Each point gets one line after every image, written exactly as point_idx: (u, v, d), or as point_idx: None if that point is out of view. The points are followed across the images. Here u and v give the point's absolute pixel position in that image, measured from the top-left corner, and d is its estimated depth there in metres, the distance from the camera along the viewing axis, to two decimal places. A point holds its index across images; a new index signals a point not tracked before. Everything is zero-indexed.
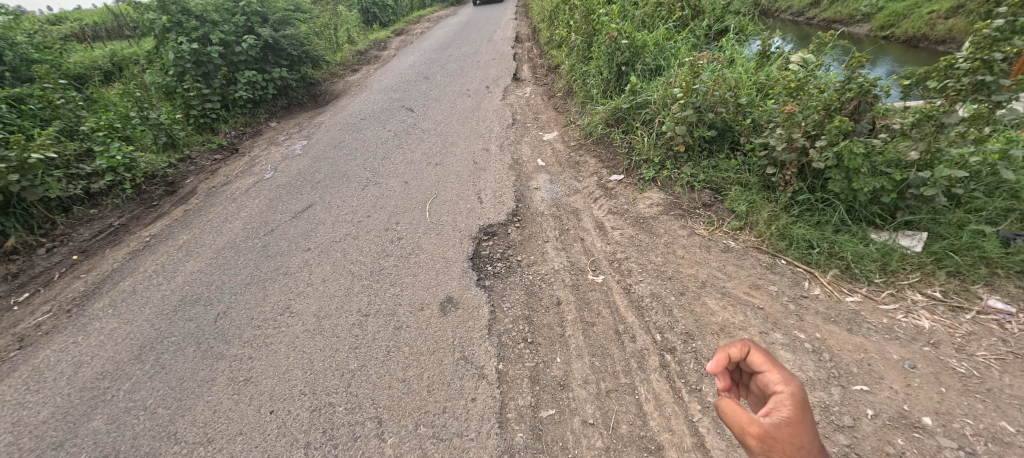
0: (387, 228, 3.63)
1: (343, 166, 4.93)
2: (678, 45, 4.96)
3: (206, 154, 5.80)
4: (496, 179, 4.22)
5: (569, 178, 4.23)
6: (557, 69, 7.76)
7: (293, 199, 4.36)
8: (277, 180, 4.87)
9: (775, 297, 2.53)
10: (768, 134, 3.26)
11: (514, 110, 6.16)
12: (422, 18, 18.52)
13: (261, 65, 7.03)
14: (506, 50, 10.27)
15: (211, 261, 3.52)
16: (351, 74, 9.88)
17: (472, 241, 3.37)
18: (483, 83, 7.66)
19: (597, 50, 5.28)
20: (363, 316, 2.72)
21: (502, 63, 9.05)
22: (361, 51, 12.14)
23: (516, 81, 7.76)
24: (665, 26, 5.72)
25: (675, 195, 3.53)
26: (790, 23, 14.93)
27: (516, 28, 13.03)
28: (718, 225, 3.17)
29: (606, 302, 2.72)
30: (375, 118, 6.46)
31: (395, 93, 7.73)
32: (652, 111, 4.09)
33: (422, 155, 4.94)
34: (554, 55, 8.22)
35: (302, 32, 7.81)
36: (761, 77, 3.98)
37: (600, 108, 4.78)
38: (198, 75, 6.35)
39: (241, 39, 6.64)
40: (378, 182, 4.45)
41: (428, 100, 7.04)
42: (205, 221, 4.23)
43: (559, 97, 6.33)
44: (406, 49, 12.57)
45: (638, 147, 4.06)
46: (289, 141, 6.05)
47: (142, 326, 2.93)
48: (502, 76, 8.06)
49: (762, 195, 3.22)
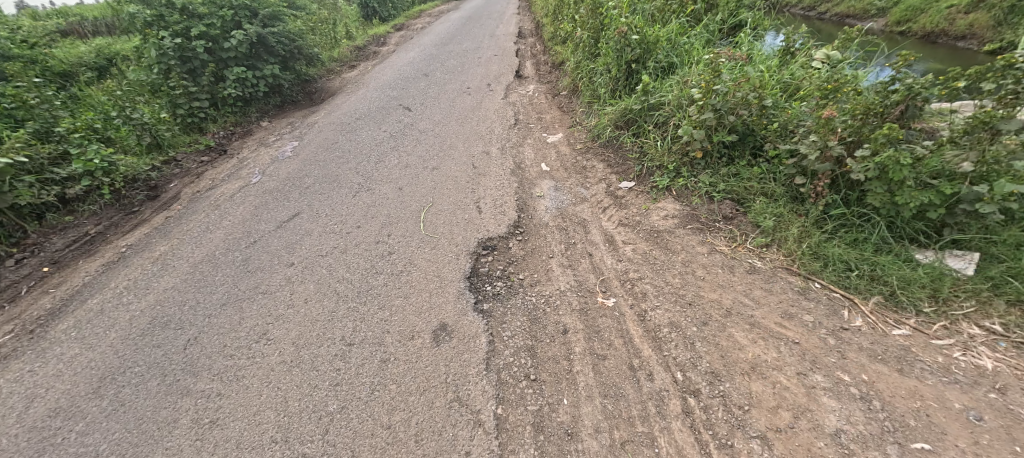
0: (378, 241, 3.34)
1: (335, 170, 4.64)
2: (692, 40, 4.63)
3: (192, 155, 5.54)
4: (496, 186, 3.92)
5: (575, 185, 3.93)
6: (561, 66, 7.43)
7: (279, 206, 4.08)
8: (265, 184, 4.58)
9: (812, 330, 2.23)
10: (796, 140, 2.95)
11: (516, 109, 5.85)
12: (423, 13, 18.17)
13: (252, 62, 6.76)
14: (508, 46, 9.94)
15: (187, 276, 3.24)
16: (349, 71, 9.59)
17: (469, 257, 3.07)
18: (484, 80, 7.34)
19: (604, 46, 4.96)
20: (346, 346, 2.44)
21: (504, 59, 8.72)
22: (360, 46, 11.83)
23: (519, 79, 7.44)
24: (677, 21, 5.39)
25: (692, 206, 3.22)
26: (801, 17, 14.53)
27: (518, 23, 12.69)
28: (742, 241, 2.86)
29: (618, 330, 2.43)
30: (370, 118, 6.16)
31: (393, 91, 7.42)
32: (665, 113, 3.77)
33: (419, 159, 4.64)
34: (558, 52, 7.90)
35: (295, 28, 7.52)
36: (784, 75, 3.66)
37: (608, 109, 4.47)
38: (184, 72, 6.09)
39: (230, 34, 6.38)
40: (370, 188, 4.15)
41: (426, 98, 6.73)
42: (185, 230, 3.95)
43: (564, 97, 6.02)
44: (406, 45, 12.24)
45: (650, 151, 3.75)
46: (280, 142, 5.77)
47: (105, 353, 2.66)
48: (504, 73, 7.74)
49: (789, 208, 2.92)
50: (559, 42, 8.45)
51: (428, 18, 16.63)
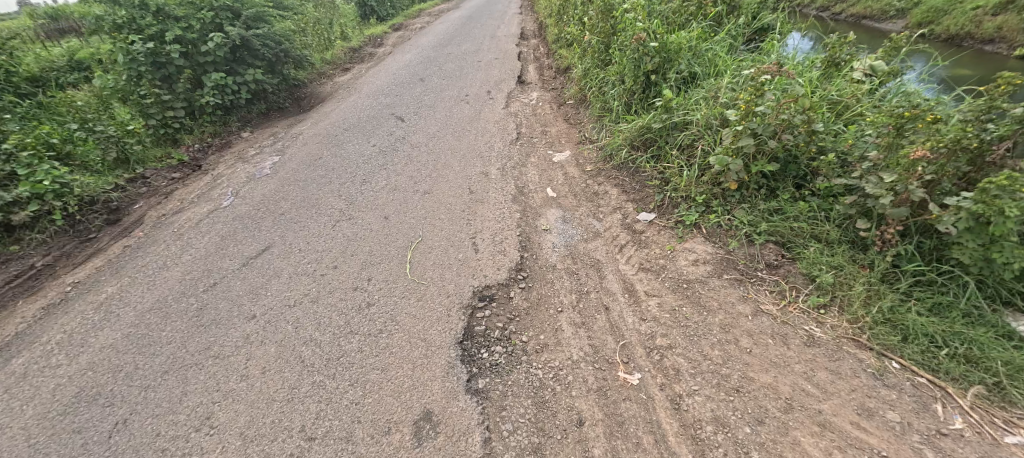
0: (356, 287, 2.84)
1: (315, 193, 4.15)
2: (716, 47, 4.12)
3: (163, 172, 5.06)
4: (495, 216, 3.42)
5: (586, 215, 3.43)
6: (566, 72, 6.91)
7: (249, 238, 3.58)
8: (237, 209, 4.09)
9: (901, 438, 1.74)
10: (858, 176, 2.44)
11: (519, 121, 5.34)
12: (422, 12, 17.63)
13: (233, 67, 6.26)
14: (510, 48, 9.42)
15: (131, 330, 2.75)
16: (342, 75, 9.11)
17: (463, 311, 2.57)
18: (483, 86, 6.84)
19: (617, 53, 4.45)
20: (306, 442, 1.95)
21: (505, 63, 8.22)
22: (354, 48, 11.32)
23: (521, 85, 6.94)
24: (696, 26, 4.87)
25: (728, 250, 2.72)
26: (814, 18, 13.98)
27: (521, 23, 12.16)
28: (793, 299, 2.36)
29: (647, 424, 1.93)
30: (360, 129, 5.66)
31: (385, 98, 6.91)
32: (691, 134, 3.25)
33: (409, 180, 4.13)
34: (563, 56, 7.38)
35: (282, 29, 7.01)
36: (829, 92, 3.15)
37: (622, 126, 3.96)
38: (157, 80, 5.61)
39: (207, 37, 5.88)
40: (353, 217, 3.66)
41: (421, 107, 6.22)
42: (140, 266, 3.45)
43: (571, 107, 5.51)
44: (403, 46, 11.72)
45: (674, 178, 3.24)
46: (260, 156, 5.27)
47: (14, 440, 2.17)
48: (505, 78, 7.22)
49: (850, 257, 2.42)
50: (565, 45, 7.93)
51: (427, 17, 16.09)
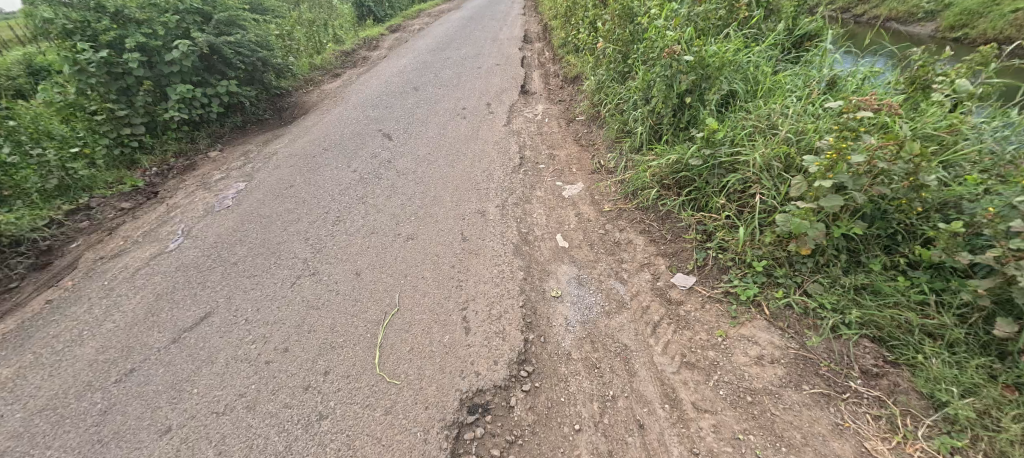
0: (307, 386, 2.16)
1: (279, 234, 3.47)
2: (757, 61, 3.43)
3: (111, 201, 4.40)
4: (492, 276, 2.73)
5: (605, 273, 2.74)
6: (575, 82, 6.23)
7: (188, 298, 2.91)
8: (183, 254, 3.41)
9: None
10: (998, 257, 1.76)
11: (522, 141, 4.66)
12: (422, 12, 16.98)
13: (202, 77, 5.58)
14: (513, 53, 8.74)
15: (8, 446, 2.10)
16: (330, 82, 8.44)
17: (446, 433, 1.90)
18: (482, 97, 6.16)
19: (640, 68, 3.76)
20: None
21: (507, 69, 7.54)
22: (347, 52, 10.65)
23: (524, 96, 6.26)
24: (729, 34, 4.17)
25: (803, 344, 2.03)
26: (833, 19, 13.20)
27: (524, 25, 11.47)
28: (911, 435, 1.68)
29: None
30: (341, 149, 4.99)
31: (374, 109, 6.23)
32: (743, 176, 2.55)
33: (391, 221, 3.45)
34: (571, 63, 6.70)
35: (261, 33, 6.32)
36: (919, 126, 2.46)
37: (646, 157, 3.28)
38: (112, 93, 4.92)
39: (172, 45, 5.18)
40: (318, 271, 2.98)
41: (412, 122, 5.55)
42: (51, 336, 2.78)
43: (582, 126, 4.83)
44: (399, 49, 11.04)
45: (721, 233, 2.56)
46: (225, 182, 4.60)
47: None
48: (507, 88, 6.53)
49: (986, 372, 1.74)
50: (573, 51, 7.25)
51: (426, 18, 15.43)
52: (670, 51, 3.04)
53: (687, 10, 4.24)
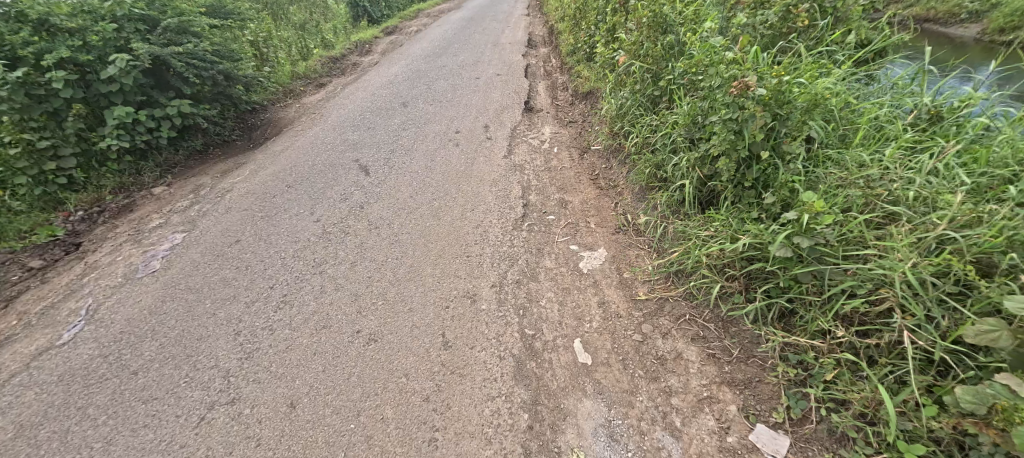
0: None
1: (202, 324, 2.63)
2: (840, 92, 2.57)
3: (18, 257, 3.55)
4: (476, 415, 1.90)
5: (648, 416, 1.86)
6: (587, 99, 5.36)
7: (54, 437, 2.08)
8: (76, 351, 2.57)
9: None
10: None
11: (526, 179, 3.79)
12: (421, 12, 16.12)
13: (150, 96, 4.74)
14: (515, 61, 7.85)
15: None
16: (312, 94, 7.59)
17: None
18: (480, 117, 5.29)
19: (683, 102, 2.88)
20: None
21: (508, 81, 6.67)
22: (336, 58, 9.80)
23: (527, 115, 5.39)
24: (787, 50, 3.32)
25: None
26: None
27: (528, 28, 10.58)
28: None
29: None
30: (307, 187, 4.14)
31: (354, 131, 5.38)
32: (873, 285, 1.73)
33: (350, 306, 2.59)
34: (583, 76, 5.81)
35: (223, 42, 5.45)
36: None
37: (698, 230, 2.41)
38: (35, 119, 4.07)
39: (108, 59, 4.33)
40: (239, 394, 2.14)
41: (396, 149, 4.69)
42: None
43: (599, 160, 3.97)
44: (393, 54, 10.17)
45: (831, 374, 1.72)
46: (162, 231, 3.76)
47: None
48: (509, 104, 5.66)
49: None
50: (585, 61, 6.37)
51: (425, 18, 14.57)
52: (740, 84, 2.12)
53: (733, 19, 3.37)
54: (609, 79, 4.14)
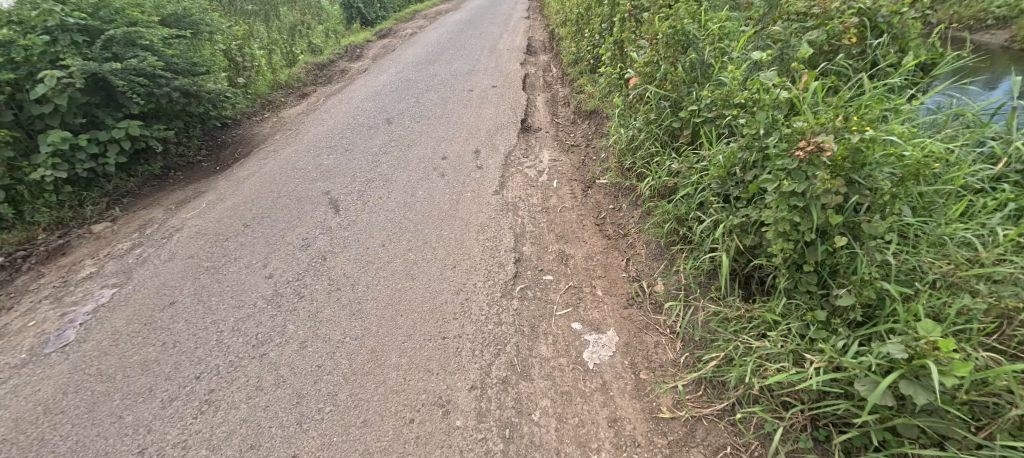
0: None
1: (102, 434, 2.07)
2: (923, 144, 2.04)
3: None
4: None
5: None
6: (591, 119, 4.78)
7: None
8: None
9: None
10: None
11: (519, 223, 3.21)
12: (418, 13, 15.54)
13: (95, 117, 4.19)
14: (513, 70, 7.27)
15: None
16: (292, 106, 7.03)
17: None
18: (470, 138, 4.71)
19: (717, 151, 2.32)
20: None
21: (505, 94, 6.09)
22: (323, 65, 9.22)
23: (523, 137, 4.81)
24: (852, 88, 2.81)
25: None
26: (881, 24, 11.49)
27: (528, 32, 10.00)
28: None
29: None
30: (265, 228, 3.56)
31: (330, 154, 4.81)
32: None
33: (288, 414, 2.02)
34: (586, 91, 5.23)
35: (184, 54, 4.89)
36: None
37: (749, 331, 1.86)
38: None
39: (39, 77, 3.77)
40: None
41: (373, 179, 4.12)
42: None
43: (606, 198, 3.39)
44: (384, 60, 9.59)
45: None
46: (90, 283, 3.20)
47: None
48: (504, 123, 5.08)
49: None
50: (588, 73, 5.78)
51: (421, 21, 13.98)
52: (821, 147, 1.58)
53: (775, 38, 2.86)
54: (617, 102, 3.57)
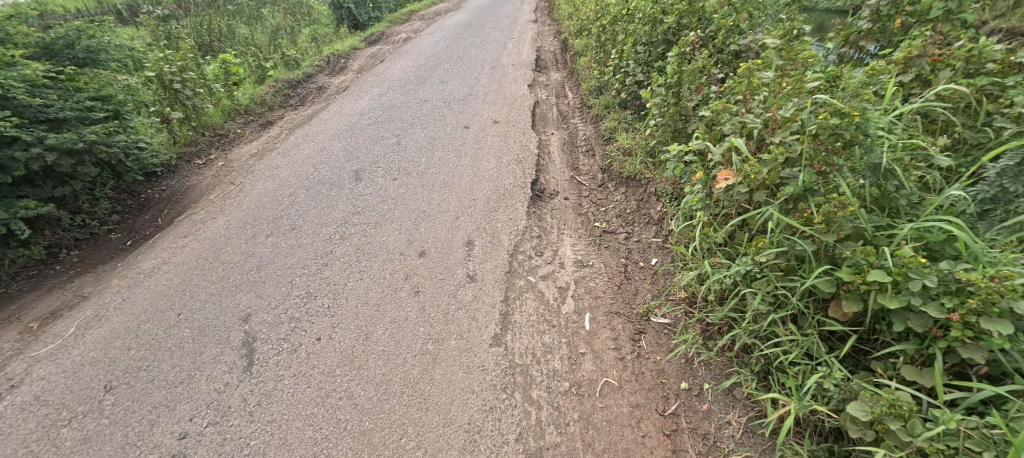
0: None
1: None
2: None
3: None
4: None
5: None
6: (629, 186, 3.46)
7: None
8: None
9: None
10: None
11: (533, 425, 1.91)
12: (415, 14, 14.16)
13: None
14: (520, 95, 5.94)
15: None
16: (247, 140, 5.73)
17: None
18: (461, 214, 3.40)
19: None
20: None
21: (509, 134, 4.78)
22: (296, 81, 7.88)
23: (535, 210, 3.50)
24: None
25: None
26: None
27: (536, 42, 8.63)
28: None
29: None
30: (134, 398, 2.28)
31: (269, 234, 3.50)
32: None
33: None
34: (619, 141, 3.91)
35: (67, 97, 3.61)
36: None
37: None
38: None
39: None
40: None
41: (316, 291, 2.81)
42: None
43: (673, 366, 2.07)
44: (369, 75, 8.25)
45: None
46: None
47: None
48: (508, 186, 3.76)
49: None
50: (618, 111, 4.45)
51: (416, 24, 12.59)
52: None
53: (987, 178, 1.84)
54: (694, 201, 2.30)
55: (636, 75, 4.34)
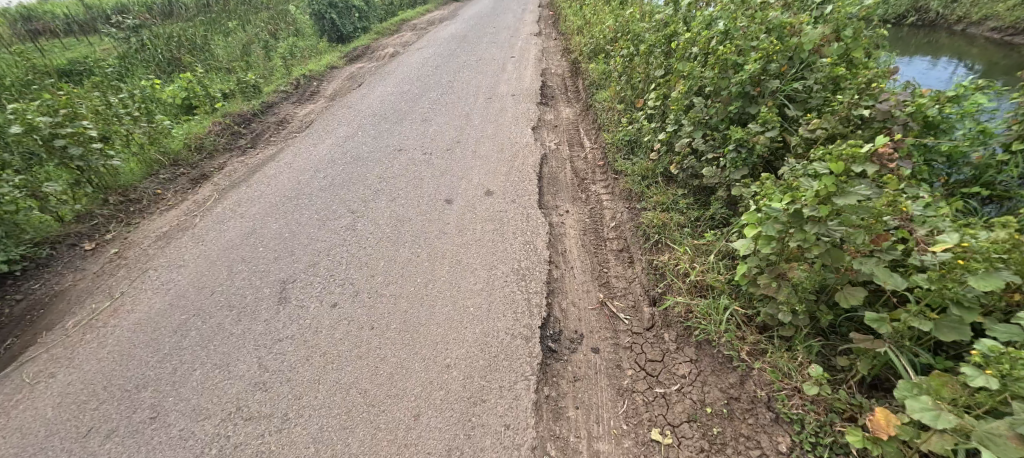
0: None
1: None
2: None
3: None
4: None
5: None
6: (704, 357, 2.12)
7: None
8: None
9: None
10: None
11: None
12: (406, 23, 12.80)
13: None
14: (523, 143, 4.58)
15: None
16: (162, 205, 4.35)
17: None
18: (426, 406, 2.04)
19: None
20: None
21: (507, 214, 3.41)
22: (251, 114, 6.49)
23: (548, 388, 2.11)
24: None
25: None
26: (1004, 50, 8.87)
27: (540, 63, 7.26)
28: None
29: None
30: None
31: (112, 432, 2.15)
32: None
33: None
34: (675, 259, 2.59)
35: None
36: None
37: None
38: None
39: None
40: None
41: None
42: None
43: None
44: (341, 104, 6.89)
45: None
46: None
47: None
48: (503, 333, 2.38)
49: None
50: (663, 192, 3.10)
51: (406, 35, 11.24)
52: None
53: None
54: None
55: (693, 140, 2.96)
